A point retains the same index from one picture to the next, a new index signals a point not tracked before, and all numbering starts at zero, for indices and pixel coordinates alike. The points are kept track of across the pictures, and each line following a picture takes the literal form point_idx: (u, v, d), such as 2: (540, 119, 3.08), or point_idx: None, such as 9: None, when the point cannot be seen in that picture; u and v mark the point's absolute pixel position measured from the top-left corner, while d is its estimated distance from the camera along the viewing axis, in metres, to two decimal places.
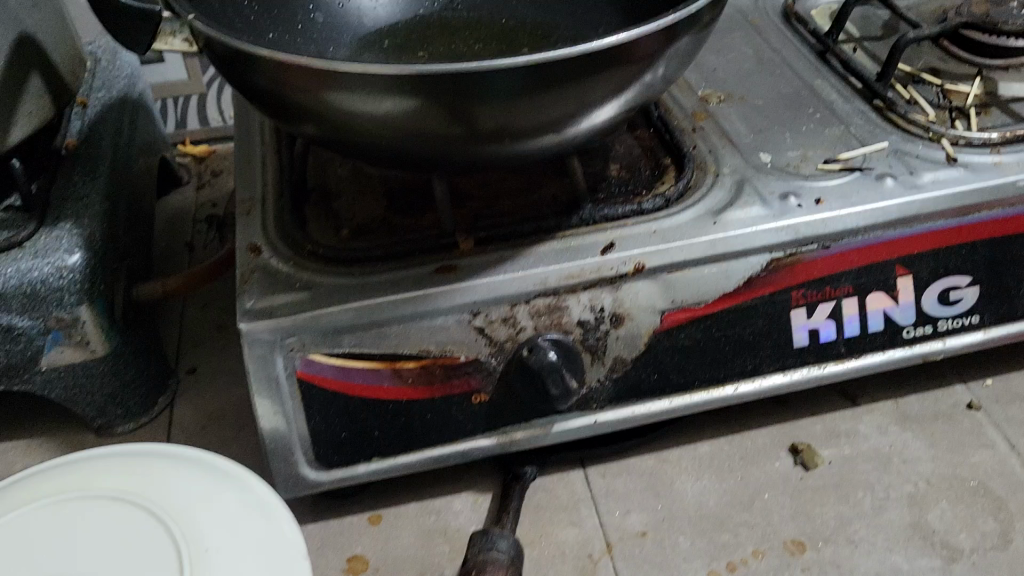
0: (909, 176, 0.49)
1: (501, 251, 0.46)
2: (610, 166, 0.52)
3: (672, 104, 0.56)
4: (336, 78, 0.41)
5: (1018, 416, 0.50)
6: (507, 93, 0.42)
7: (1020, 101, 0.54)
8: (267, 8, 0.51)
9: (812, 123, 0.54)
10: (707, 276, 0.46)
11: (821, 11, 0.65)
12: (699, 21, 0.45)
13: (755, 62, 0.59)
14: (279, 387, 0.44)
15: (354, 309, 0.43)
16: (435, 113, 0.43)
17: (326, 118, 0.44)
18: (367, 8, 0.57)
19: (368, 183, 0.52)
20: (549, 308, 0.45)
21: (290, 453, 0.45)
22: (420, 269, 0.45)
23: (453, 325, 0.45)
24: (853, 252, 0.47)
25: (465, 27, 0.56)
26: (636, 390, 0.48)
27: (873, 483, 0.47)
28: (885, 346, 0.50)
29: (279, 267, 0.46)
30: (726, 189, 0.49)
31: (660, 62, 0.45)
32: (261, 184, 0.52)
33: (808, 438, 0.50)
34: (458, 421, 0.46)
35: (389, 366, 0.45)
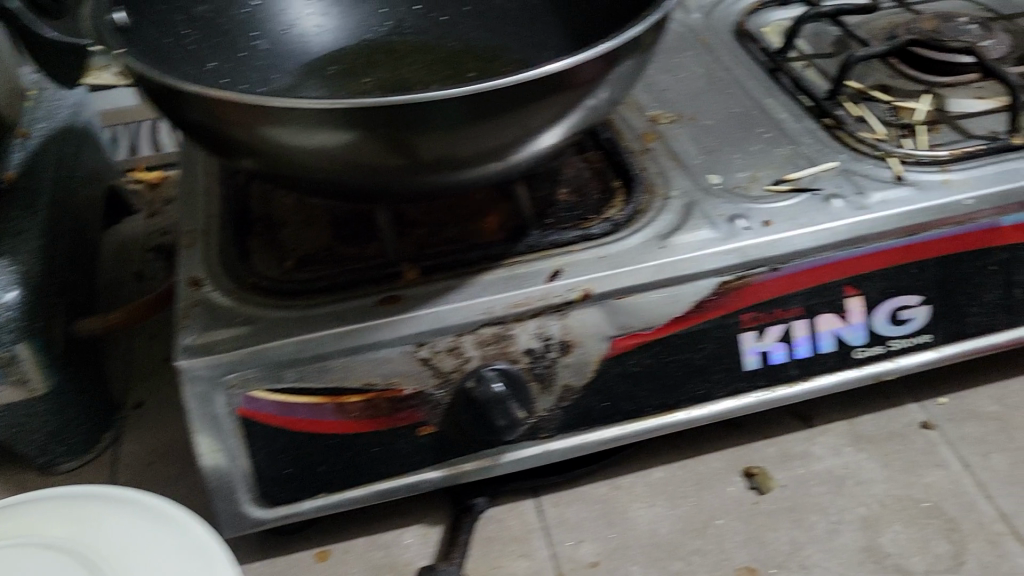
0: (857, 197, 0.48)
1: (446, 280, 0.45)
2: (559, 190, 0.52)
3: (621, 125, 0.56)
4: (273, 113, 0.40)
5: (971, 435, 0.50)
6: (448, 121, 0.42)
7: (968, 117, 0.54)
8: (208, 36, 0.51)
9: (762, 143, 0.53)
10: (656, 301, 0.46)
11: (773, 29, 0.65)
12: (640, 44, 0.45)
13: (706, 81, 0.59)
14: (219, 424, 0.43)
15: (295, 343, 0.43)
16: (374, 144, 0.42)
17: (265, 152, 0.43)
18: (314, 32, 0.56)
19: (313, 211, 0.52)
20: (496, 337, 0.45)
21: (232, 490, 0.44)
22: (364, 301, 0.45)
23: (397, 356, 0.44)
24: (802, 274, 0.47)
25: (412, 52, 0.57)
26: (587, 418, 0.47)
27: (827, 506, 0.47)
28: (836, 367, 0.50)
29: (220, 301, 0.45)
30: (674, 212, 0.49)
31: (602, 87, 0.45)
32: (204, 215, 0.51)
33: (761, 462, 0.49)
34: (405, 454, 0.46)
35: (333, 401, 0.44)
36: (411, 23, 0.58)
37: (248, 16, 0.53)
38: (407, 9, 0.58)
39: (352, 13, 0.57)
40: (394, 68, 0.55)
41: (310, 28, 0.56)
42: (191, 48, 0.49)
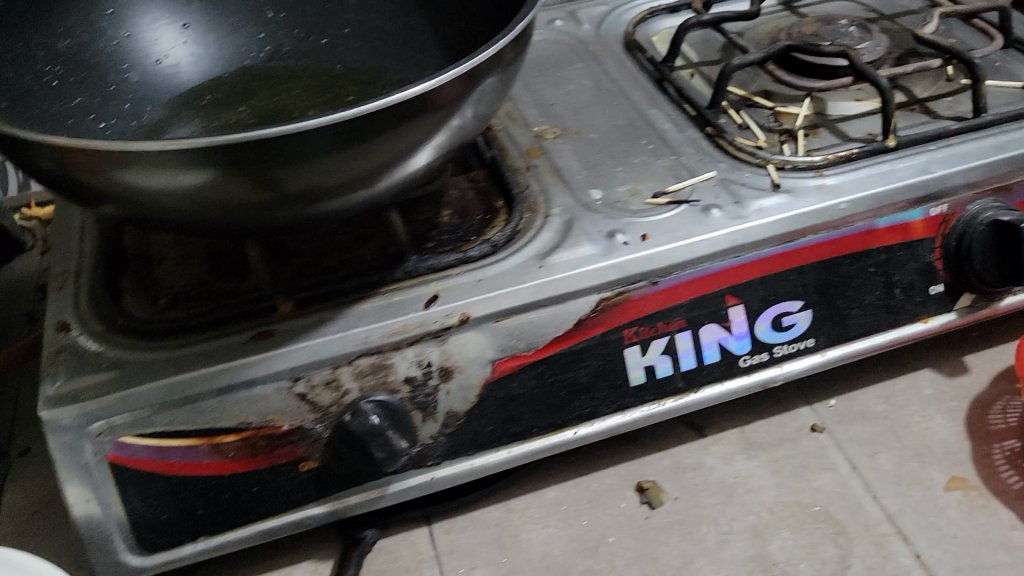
0: (735, 207, 0.48)
1: (321, 311, 0.45)
2: (441, 212, 0.51)
3: (506, 142, 0.56)
4: (122, 159, 0.38)
5: (859, 436, 0.50)
6: (310, 154, 0.40)
7: (847, 120, 0.55)
8: (73, 71, 0.49)
9: (645, 155, 0.53)
10: (535, 321, 0.45)
11: (661, 37, 0.66)
12: (502, 60, 0.44)
13: (593, 94, 0.59)
14: (89, 473, 0.42)
15: (164, 386, 0.42)
16: (237, 183, 0.41)
17: (124, 198, 0.42)
18: (188, 61, 0.56)
19: (191, 248, 0.51)
20: (374, 368, 0.44)
21: (108, 540, 0.43)
22: (236, 337, 0.44)
23: (272, 393, 0.43)
24: (682, 286, 0.47)
25: (289, 77, 0.57)
26: (473, 443, 0.47)
27: (718, 516, 0.47)
28: (723, 377, 0.50)
29: (88, 346, 0.44)
30: (555, 230, 0.48)
31: (467, 105, 0.44)
32: (77, 256, 0.50)
33: (654, 475, 0.49)
34: (287, 491, 0.45)
35: (207, 442, 0.43)
36: (291, 46, 0.58)
37: (116, 48, 0.52)
38: (286, 34, 0.58)
39: (228, 40, 0.57)
40: (270, 95, 0.55)
41: (184, 57, 0.56)
42: (57, 86, 0.47)
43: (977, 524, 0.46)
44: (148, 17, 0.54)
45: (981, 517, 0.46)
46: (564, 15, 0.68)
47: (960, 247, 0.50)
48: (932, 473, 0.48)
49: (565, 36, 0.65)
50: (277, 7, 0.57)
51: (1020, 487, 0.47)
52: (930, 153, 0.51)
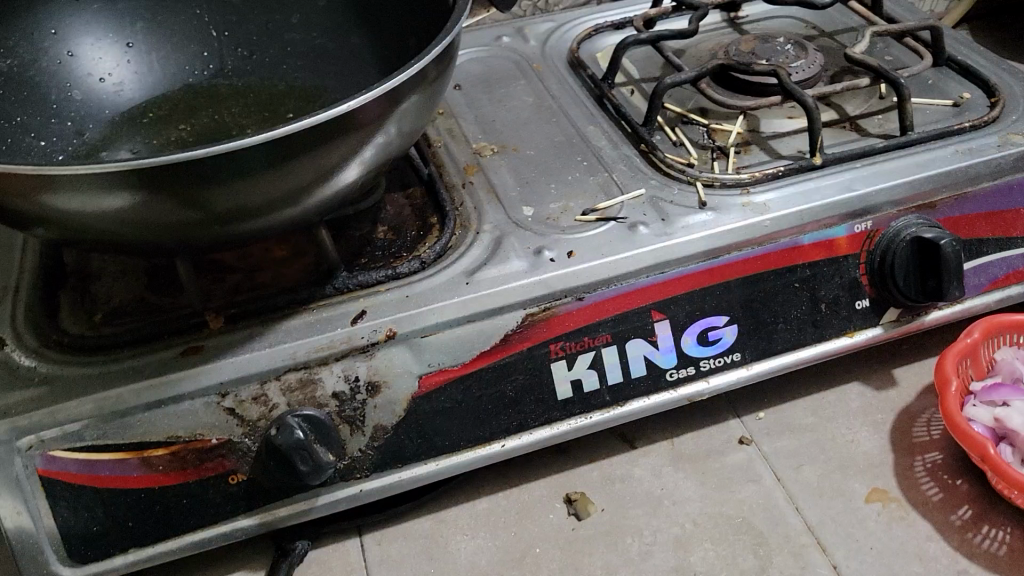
0: (661, 224, 0.49)
1: (251, 328, 0.46)
2: (377, 229, 0.52)
3: (445, 158, 0.57)
4: (45, 184, 0.40)
5: (785, 448, 0.51)
6: (232, 176, 0.41)
7: (778, 138, 0.56)
8: (16, 90, 0.50)
9: (578, 172, 0.55)
10: (462, 336, 0.46)
11: (605, 53, 0.67)
12: (424, 78, 0.45)
13: (534, 110, 0.60)
14: (20, 486, 0.43)
15: (94, 401, 0.43)
16: (161, 205, 0.42)
17: (52, 220, 0.43)
18: (130, 80, 0.57)
19: (131, 264, 0.52)
20: (301, 383, 0.45)
21: (39, 552, 0.44)
22: (165, 353, 0.45)
23: (200, 408, 0.44)
24: (607, 301, 0.48)
25: (233, 95, 0.58)
26: (400, 456, 0.48)
27: (642, 528, 0.48)
28: (650, 390, 0.51)
29: (20, 361, 0.45)
30: (484, 246, 0.50)
31: (389, 123, 0.45)
32: (17, 271, 0.51)
33: (584, 487, 0.50)
34: (216, 503, 0.46)
35: (136, 455, 0.44)
36: (234, 64, 0.59)
37: (60, 67, 0.53)
38: (230, 52, 0.59)
39: (172, 59, 0.58)
40: (212, 113, 0.57)
41: (127, 76, 0.57)
42: None
43: (895, 535, 0.47)
44: (91, 37, 0.55)
45: (899, 529, 0.47)
46: (512, 32, 0.69)
47: (883, 262, 0.51)
48: (854, 485, 0.49)
49: (511, 52, 0.67)
50: (221, 26, 0.58)
51: (939, 498, 0.48)
52: (854, 170, 0.52)
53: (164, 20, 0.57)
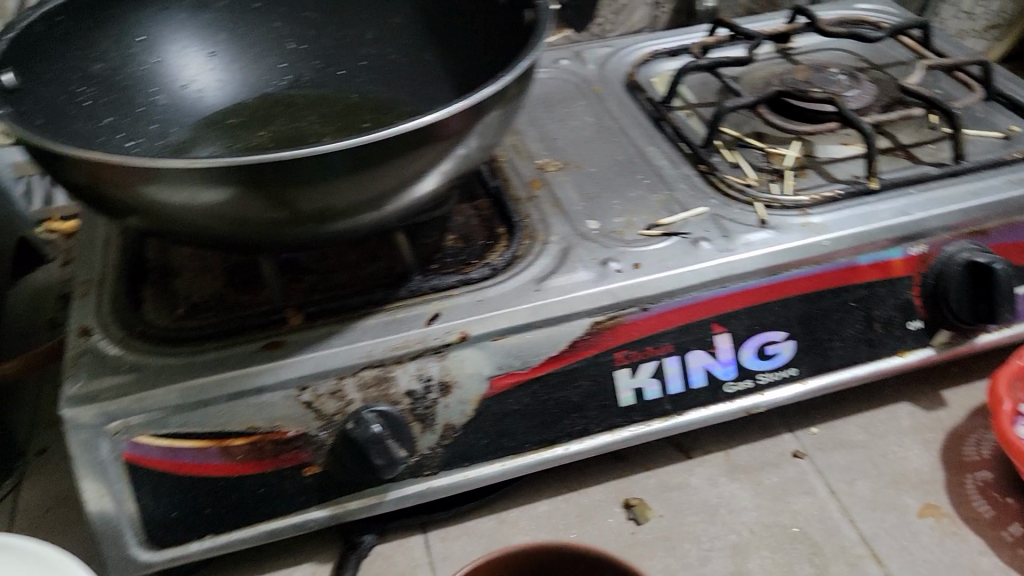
0: (723, 240, 0.51)
1: (329, 325, 0.48)
2: (446, 237, 0.54)
3: (510, 173, 0.59)
4: (146, 175, 0.41)
5: (839, 463, 0.53)
6: (324, 176, 0.43)
7: (833, 163, 0.58)
8: (105, 93, 0.53)
9: (640, 189, 0.57)
10: (532, 341, 0.48)
11: (661, 79, 0.69)
12: (505, 96, 0.47)
13: (594, 129, 0.63)
14: (106, 469, 0.44)
15: (178, 389, 0.44)
16: (252, 200, 0.43)
17: (146, 211, 0.44)
18: (212, 87, 0.60)
19: (208, 261, 0.54)
20: (377, 380, 0.46)
21: (119, 535, 0.45)
22: (248, 346, 0.47)
23: (280, 400, 0.45)
24: (672, 313, 0.49)
25: (310, 104, 0.61)
26: (468, 455, 0.49)
27: (700, 534, 0.49)
28: (708, 401, 0.52)
29: (108, 349, 0.47)
30: (551, 256, 0.51)
31: (471, 135, 0.47)
32: (101, 266, 0.53)
33: (641, 493, 0.52)
34: (291, 494, 0.47)
35: (217, 444, 0.45)
36: (310, 77, 0.62)
37: (147, 73, 0.56)
38: (307, 65, 0.62)
39: (252, 69, 0.61)
40: (291, 121, 0.59)
41: (210, 84, 0.59)
42: (89, 105, 0.51)
43: (948, 549, 0.48)
44: (179, 46, 0.57)
45: (953, 543, 0.48)
46: (570, 55, 0.71)
47: (937, 284, 0.53)
48: (906, 500, 0.50)
49: (570, 74, 0.69)
50: (300, 39, 0.61)
51: (990, 515, 0.49)
52: (910, 196, 0.54)
53: (245, 32, 0.60)
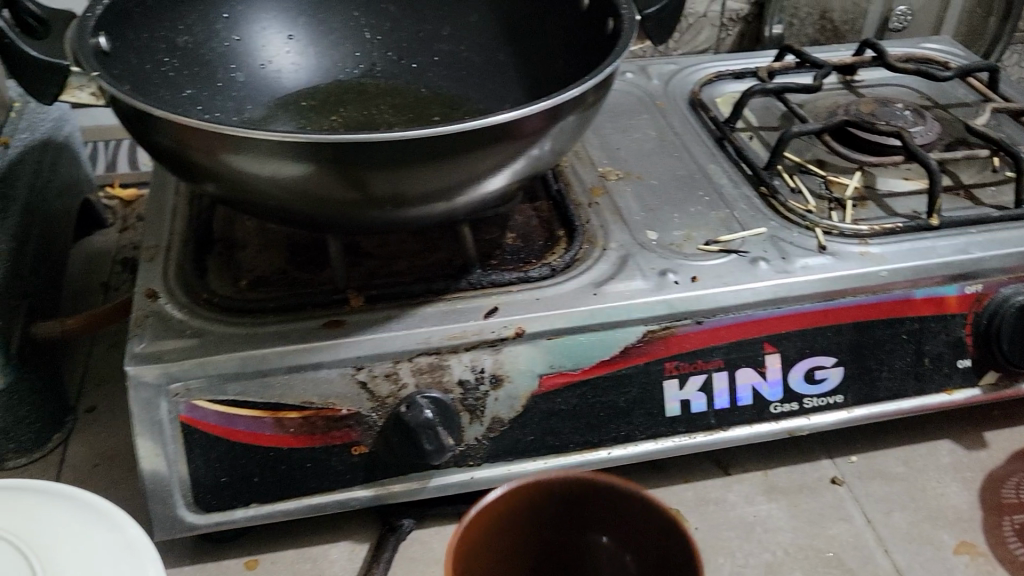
0: (782, 261, 0.51)
1: (389, 309, 0.48)
2: (506, 235, 0.55)
3: (572, 178, 0.60)
4: (229, 142, 0.42)
5: (877, 493, 0.53)
6: (404, 164, 0.42)
7: (894, 196, 0.59)
8: (188, 65, 0.54)
9: (700, 206, 0.57)
10: (585, 343, 0.48)
11: (725, 99, 0.70)
12: (584, 101, 0.47)
13: (656, 143, 0.63)
14: (162, 429, 0.45)
15: (240, 358, 0.45)
16: (329, 178, 0.43)
17: (225, 179, 0.45)
18: (289, 69, 0.61)
19: (273, 236, 0.55)
20: (431, 367, 0.47)
21: (168, 494, 0.46)
22: (309, 323, 0.47)
23: (336, 378, 0.46)
24: (724, 328, 0.50)
25: (383, 95, 0.62)
26: (513, 450, 0.50)
27: (734, 550, 0.50)
28: (752, 419, 0.53)
29: (173, 313, 0.48)
30: (610, 263, 0.52)
31: (546, 138, 0.46)
32: (168, 232, 0.54)
33: (678, 504, 0.52)
34: (338, 471, 0.48)
35: (271, 415, 0.46)
36: (383, 67, 0.63)
37: (228, 49, 0.57)
38: (381, 55, 0.63)
39: (329, 55, 0.62)
40: (362, 108, 0.61)
41: (287, 65, 0.61)
42: (173, 76, 0.53)
43: None
44: (260, 26, 0.59)
45: None
46: (636, 69, 0.72)
47: (990, 326, 0.53)
48: (942, 535, 0.50)
49: (635, 88, 0.70)
50: (376, 30, 0.62)
51: None
52: (970, 235, 0.54)
53: (325, 18, 0.61)
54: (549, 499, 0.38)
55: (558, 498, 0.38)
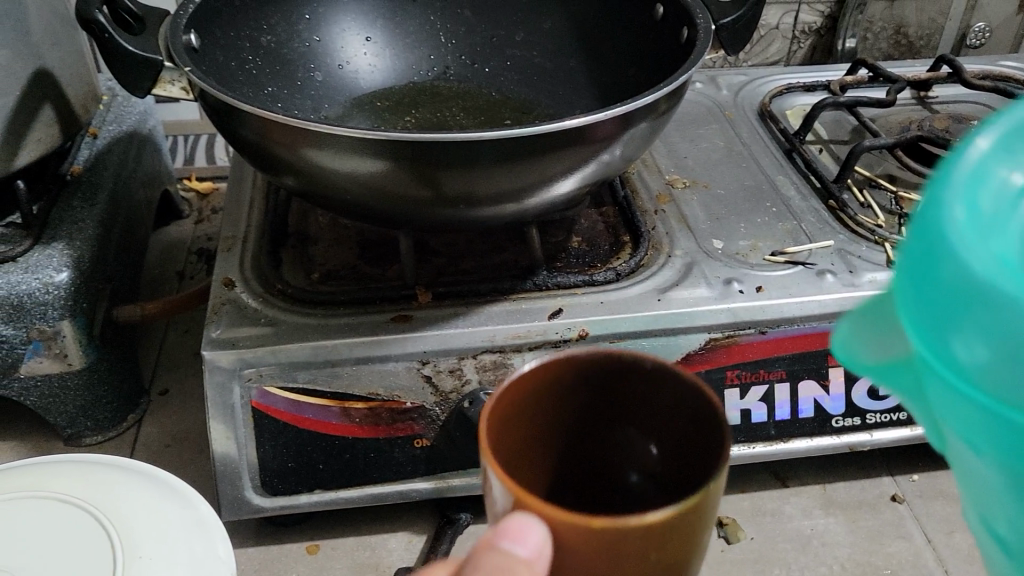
0: (849, 275, 0.51)
1: (456, 306, 0.49)
2: (571, 238, 0.56)
3: (639, 185, 0.60)
4: (311, 137, 0.43)
5: (938, 513, 0.52)
6: (477, 164, 0.43)
7: None
8: (271, 64, 0.56)
9: (767, 216, 0.57)
10: (647, 348, 0.49)
11: (795, 112, 0.70)
12: (656, 108, 0.47)
13: (724, 153, 0.64)
14: (234, 413, 0.47)
15: (311, 347, 0.46)
16: (405, 176, 0.44)
17: (304, 174, 0.46)
18: (366, 70, 0.63)
19: (345, 232, 0.57)
20: (495, 364, 0.48)
21: (237, 476, 0.48)
22: (379, 316, 0.49)
23: (402, 371, 0.47)
24: (787, 339, 0.50)
25: (456, 97, 0.64)
26: None
27: (790, 562, 0.50)
28: (813, 433, 0.52)
29: (248, 302, 0.49)
30: (675, 269, 0.52)
31: (617, 144, 0.47)
32: (245, 224, 0.56)
33: (734, 514, 0.52)
34: (400, 462, 0.49)
35: (338, 404, 0.47)
36: (456, 70, 0.65)
37: (308, 50, 0.60)
38: (455, 58, 0.64)
39: (404, 57, 0.64)
40: (435, 109, 0.62)
41: (364, 66, 0.63)
42: (256, 73, 0.55)
43: None
44: (339, 28, 0.62)
45: None
46: (705, 79, 0.72)
47: None
48: None
49: (704, 98, 0.70)
50: (450, 34, 0.64)
51: None
52: None
53: (402, 21, 0.64)
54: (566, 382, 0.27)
55: (564, 382, 0.27)
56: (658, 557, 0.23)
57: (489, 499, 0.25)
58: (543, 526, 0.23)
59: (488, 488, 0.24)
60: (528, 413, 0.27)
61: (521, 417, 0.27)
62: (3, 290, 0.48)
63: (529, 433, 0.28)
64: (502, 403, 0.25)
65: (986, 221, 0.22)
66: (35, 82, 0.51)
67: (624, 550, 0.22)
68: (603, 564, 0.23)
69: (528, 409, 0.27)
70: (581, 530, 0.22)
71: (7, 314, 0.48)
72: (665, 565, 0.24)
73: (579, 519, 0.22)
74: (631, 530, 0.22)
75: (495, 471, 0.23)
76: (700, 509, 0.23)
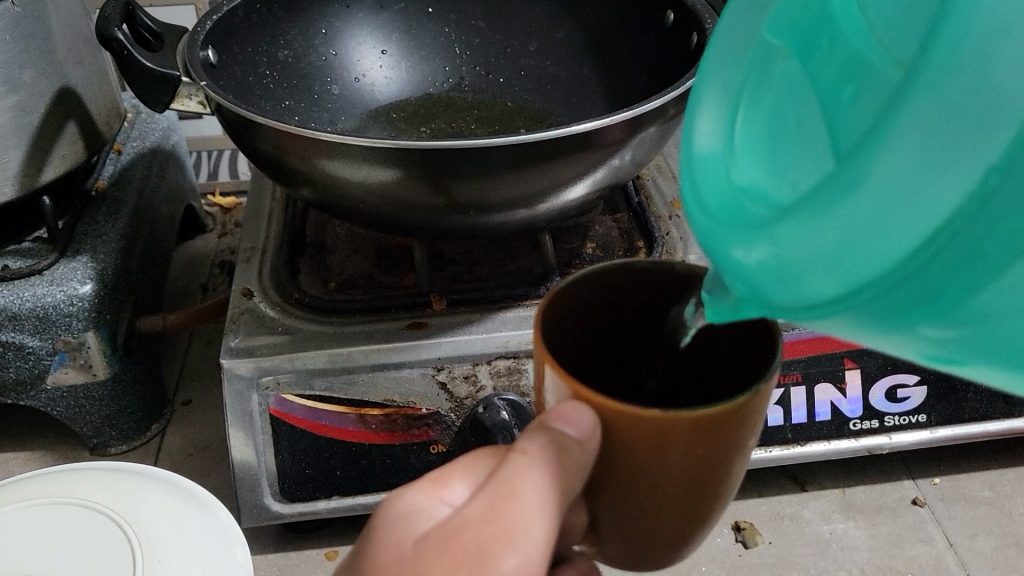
0: None
1: (470, 312, 0.50)
2: (585, 245, 0.57)
3: (654, 192, 0.60)
4: (323, 147, 0.44)
5: (960, 516, 0.52)
6: (488, 169, 0.44)
7: None
8: (287, 78, 0.57)
9: None
10: None
11: None
12: (665, 112, 0.47)
13: None
14: (252, 420, 0.47)
15: (327, 354, 0.47)
16: (417, 183, 0.45)
17: (319, 184, 0.47)
18: (382, 83, 0.65)
19: (362, 242, 0.58)
20: (509, 370, 0.48)
21: (256, 483, 0.49)
22: (393, 324, 0.49)
23: (417, 378, 0.48)
24: (802, 342, 0.49)
25: (470, 107, 0.64)
26: None
27: (808, 566, 0.49)
28: (831, 436, 0.52)
29: (266, 311, 0.50)
30: None
31: (627, 148, 0.47)
32: (264, 235, 0.57)
33: (752, 518, 0.52)
34: (416, 468, 0.49)
35: (354, 411, 0.48)
36: (472, 81, 0.65)
37: (324, 64, 0.61)
38: (470, 69, 0.65)
39: (420, 69, 0.66)
40: (450, 119, 0.63)
41: (379, 79, 0.65)
42: (272, 87, 0.56)
43: None
44: (354, 42, 0.63)
45: None
46: None
47: None
48: None
49: None
50: (465, 45, 0.65)
51: None
52: None
53: (416, 33, 0.65)
54: (614, 294, 0.28)
55: (617, 291, 0.28)
56: (704, 452, 0.24)
57: (547, 395, 0.26)
58: (596, 419, 0.24)
59: (546, 383, 0.26)
60: (584, 322, 0.28)
61: (576, 323, 0.28)
62: (28, 302, 0.49)
63: (577, 353, 0.28)
64: (556, 309, 0.27)
65: (713, 175, 0.25)
66: (59, 100, 0.52)
67: (670, 441, 0.23)
68: (649, 454, 0.24)
69: (580, 320, 0.28)
70: (631, 420, 0.23)
71: (33, 326, 0.50)
72: (712, 461, 0.24)
73: (631, 409, 0.23)
74: (678, 421, 0.23)
75: (552, 367, 0.25)
76: (748, 406, 0.24)
